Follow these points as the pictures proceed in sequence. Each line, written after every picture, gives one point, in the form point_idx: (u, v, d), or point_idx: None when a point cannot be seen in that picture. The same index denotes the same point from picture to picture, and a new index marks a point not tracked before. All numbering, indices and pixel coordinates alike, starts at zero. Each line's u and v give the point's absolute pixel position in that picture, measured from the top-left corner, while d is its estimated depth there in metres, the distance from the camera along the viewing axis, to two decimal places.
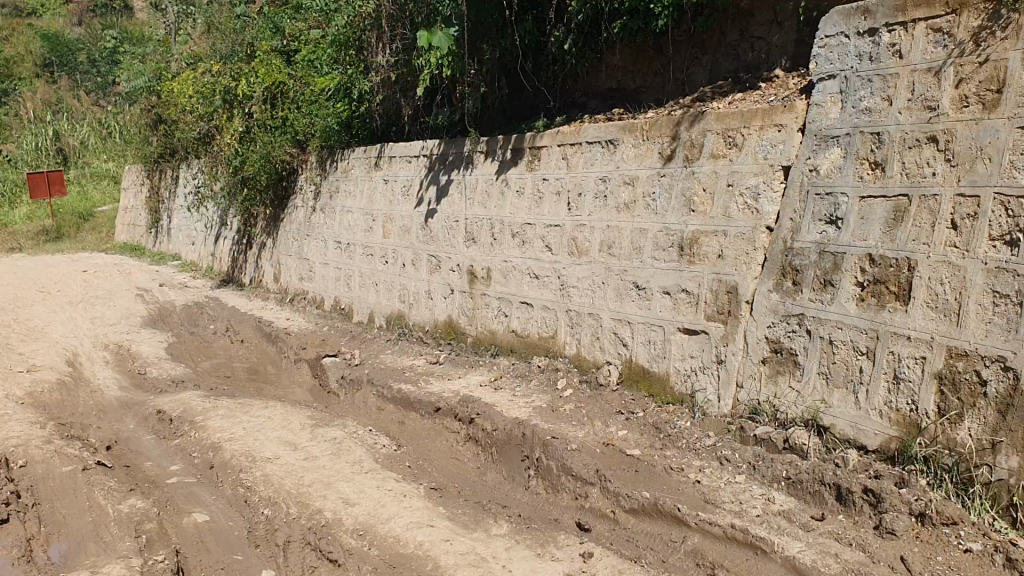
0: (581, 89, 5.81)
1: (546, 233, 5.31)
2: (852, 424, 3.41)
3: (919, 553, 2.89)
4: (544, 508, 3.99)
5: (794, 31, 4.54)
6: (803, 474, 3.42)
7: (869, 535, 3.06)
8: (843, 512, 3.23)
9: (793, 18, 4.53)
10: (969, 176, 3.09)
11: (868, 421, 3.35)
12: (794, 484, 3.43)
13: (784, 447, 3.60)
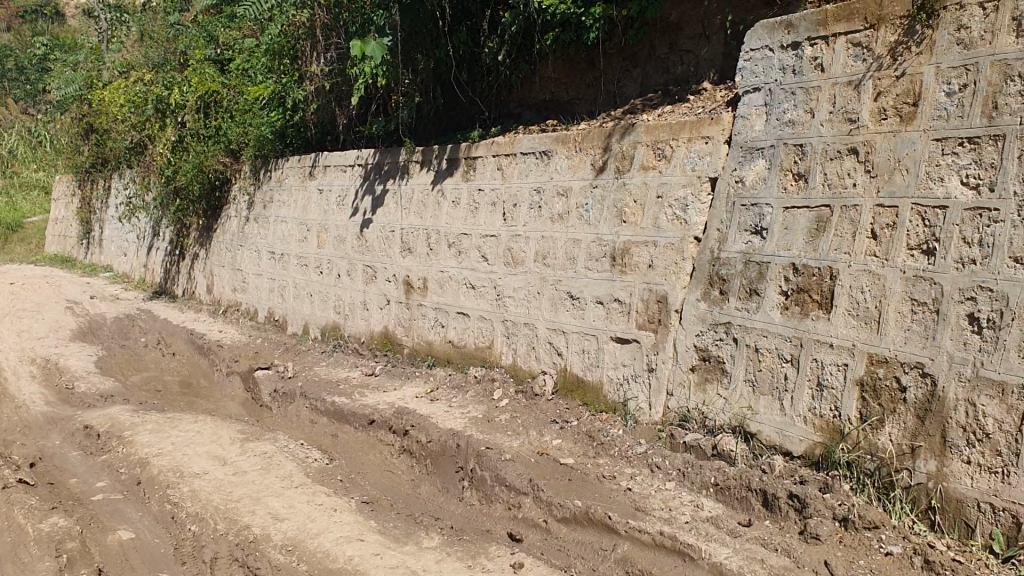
0: (515, 100, 5.84)
1: (481, 243, 5.32)
2: (779, 430, 3.47)
3: (842, 557, 2.94)
4: (477, 519, 3.99)
5: (722, 44, 4.61)
6: (730, 480, 3.46)
7: (794, 540, 3.11)
8: (769, 517, 3.27)
9: (721, 31, 4.60)
10: (888, 188, 3.17)
11: (794, 427, 3.41)
12: (722, 490, 3.47)
13: (713, 453, 3.65)
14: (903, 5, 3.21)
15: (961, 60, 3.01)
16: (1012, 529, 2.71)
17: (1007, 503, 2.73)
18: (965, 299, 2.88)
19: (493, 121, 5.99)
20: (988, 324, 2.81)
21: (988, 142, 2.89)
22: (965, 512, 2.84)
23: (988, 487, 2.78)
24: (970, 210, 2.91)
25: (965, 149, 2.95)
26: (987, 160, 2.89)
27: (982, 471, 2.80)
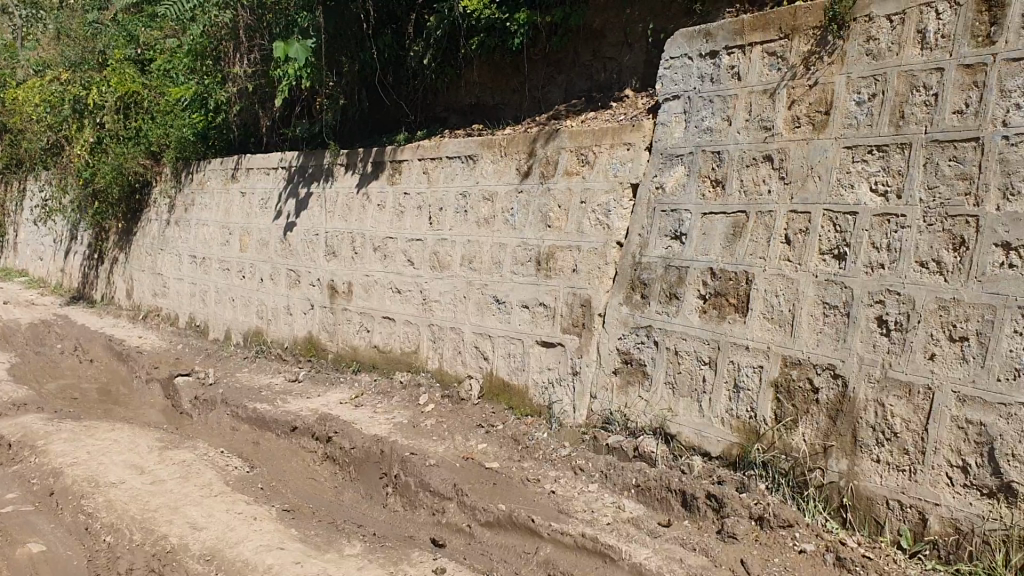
0: (441, 104, 5.84)
1: (407, 248, 5.31)
2: (698, 432, 3.53)
3: (758, 556, 3.00)
4: (400, 525, 3.97)
5: (643, 52, 4.68)
6: (651, 481, 3.51)
7: (712, 539, 3.16)
8: (688, 518, 3.33)
9: (643, 39, 4.67)
10: (801, 194, 3.26)
11: (712, 428, 3.48)
12: (643, 491, 3.52)
13: (635, 455, 3.70)
14: (816, 16, 3.30)
15: (870, 70, 3.11)
16: (919, 525, 2.80)
17: (914, 500, 2.81)
18: (874, 302, 2.97)
19: (418, 125, 6.00)
20: (896, 327, 2.90)
21: (896, 149, 2.98)
22: (875, 509, 2.92)
23: (896, 485, 2.86)
24: (879, 216, 3.00)
25: (874, 157, 3.05)
26: (894, 167, 2.98)
27: (890, 469, 2.89)
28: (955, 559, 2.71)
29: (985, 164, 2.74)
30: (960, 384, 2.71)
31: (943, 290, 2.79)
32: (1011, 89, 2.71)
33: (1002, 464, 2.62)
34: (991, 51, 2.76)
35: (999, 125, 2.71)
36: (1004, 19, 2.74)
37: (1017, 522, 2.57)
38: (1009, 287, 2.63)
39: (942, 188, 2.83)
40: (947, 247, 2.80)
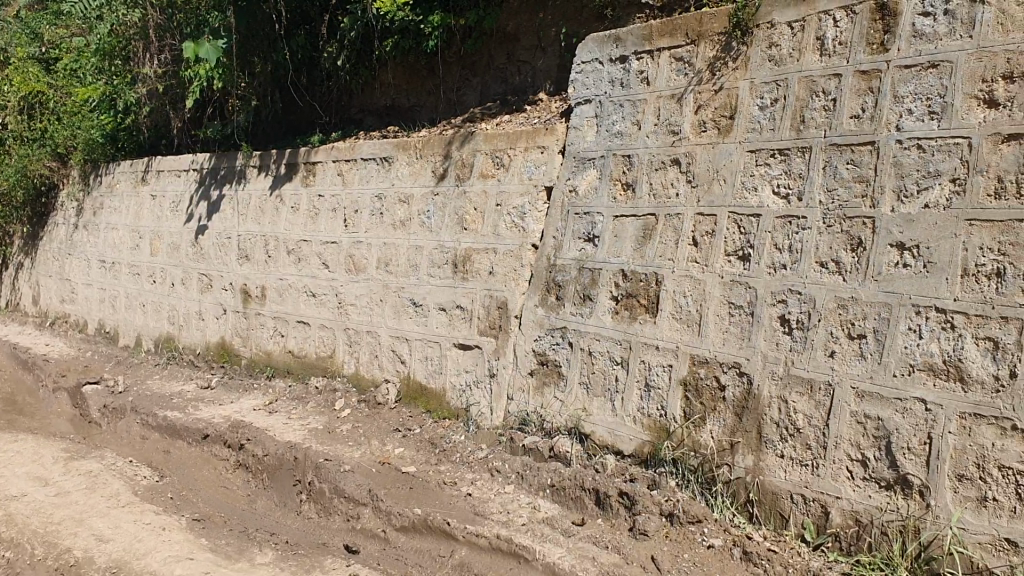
0: (356, 105, 5.80)
1: (321, 251, 5.26)
2: (610, 431, 3.57)
3: (668, 552, 3.03)
4: (314, 533, 3.93)
5: (557, 56, 4.72)
6: (566, 481, 3.53)
7: (624, 537, 3.19)
8: (601, 516, 3.36)
9: (556, 43, 4.71)
10: (708, 197, 3.33)
11: (624, 427, 3.52)
12: (557, 491, 3.55)
13: (550, 455, 3.72)
14: (721, 22, 3.39)
15: (772, 76, 3.20)
16: (821, 518, 2.86)
17: (816, 494, 2.88)
18: (777, 302, 3.05)
19: (334, 126, 5.94)
20: (798, 325, 2.98)
21: (797, 153, 3.08)
22: (779, 504, 2.99)
23: (799, 479, 2.93)
24: (781, 217, 3.08)
25: (776, 160, 3.13)
26: (795, 170, 3.07)
27: (794, 464, 2.96)
28: (855, 551, 2.77)
29: (880, 167, 2.83)
30: (858, 380, 2.80)
31: (842, 289, 2.87)
32: (903, 95, 2.81)
33: (898, 457, 2.68)
34: (885, 57, 2.87)
35: (893, 128, 2.81)
36: (897, 28, 2.85)
37: (913, 512, 2.64)
38: (903, 286, 2.72)
39: (840, 191, 2.93)
40: (845, 248, 2.89)
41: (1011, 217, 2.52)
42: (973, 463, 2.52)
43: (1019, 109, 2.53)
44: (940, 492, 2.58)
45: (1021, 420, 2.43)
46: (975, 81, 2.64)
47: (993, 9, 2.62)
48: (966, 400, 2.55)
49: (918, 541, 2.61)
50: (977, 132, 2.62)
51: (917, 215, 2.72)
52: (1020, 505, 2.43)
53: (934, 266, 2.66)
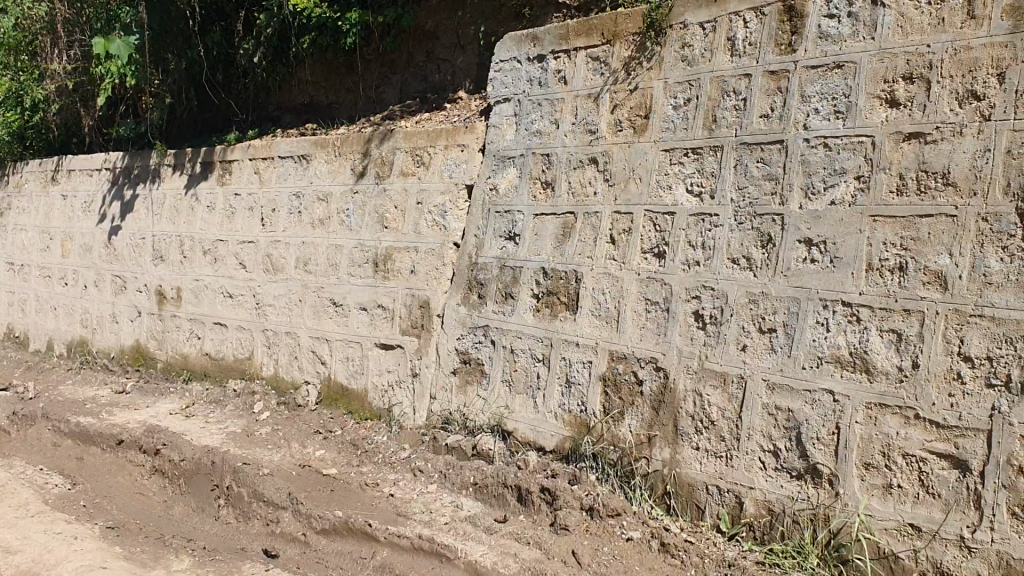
0: (273, 103, 5.70)
1: (239, 251, 5.18)
2: (532, 428, 3.59)
3: (588, 545, 3.05)
4: (232, 538, 3.84)
5: (475, 54, 4.73)
6: (488, 479, 3.54)
7: (546, 532, 3.21)
8: (523, 512, 3.37)
9: (475, 42, 4.72)
10: (625, 196, 3.38)
11: (546, 424, 3.55)
12: (480, 489, 3.55)
13: (473, 453, 3.73)
14: (635, 22, 3.44)
15: (685, 76, 3.26)
16: (736, 508, 2.93)
17: (731, 485, 2.94)
18: (691, 298, 3.11)
19: (249, 124, 5.82)
20: (711, 320, 3.05)
21: (709, 152, 3.14)
22: (696, 495, 3.04)
23: (714, 471, 2.99)
24: (695, 215, 3.14)
25: (690, 159, 3.19)
26: (708, 169, 3.14)
27: (709, 456, 3.02)
28: (768, 539, 2.84)
29: (789, 165, 2.91)
30: (769, 373, 2.87)
31: (753, 285, 2.95)
32: (811, 95, 2.89)
33: (808, 447, 2.76)
34: (793, 58, 2.95)
35: (801, 128, 2.89)
36: (804, 29, 2.93)
37: (823, 500, 2.71)
38: (812, 281, 2.80)
39: (751, 189, 3.00)
40: (756, 245, 2.96)
41: (911, 213, 2.61)
42: (879, 451, 2.61)
43: (918, 109, 2.62)
44: (848, 480, 2.67)
45: (923, 409, 2.52)
46: (877, 82, 2.73)
47: (893, 12, 2.71)
48: (872, 391, 2.63)
49: (828, 528, 2.69)
50: (880, 131, 2.70)
51: (824, 212, 2.80)
52: (923, 491, 2.52)
53: (841, 262, 2.74)
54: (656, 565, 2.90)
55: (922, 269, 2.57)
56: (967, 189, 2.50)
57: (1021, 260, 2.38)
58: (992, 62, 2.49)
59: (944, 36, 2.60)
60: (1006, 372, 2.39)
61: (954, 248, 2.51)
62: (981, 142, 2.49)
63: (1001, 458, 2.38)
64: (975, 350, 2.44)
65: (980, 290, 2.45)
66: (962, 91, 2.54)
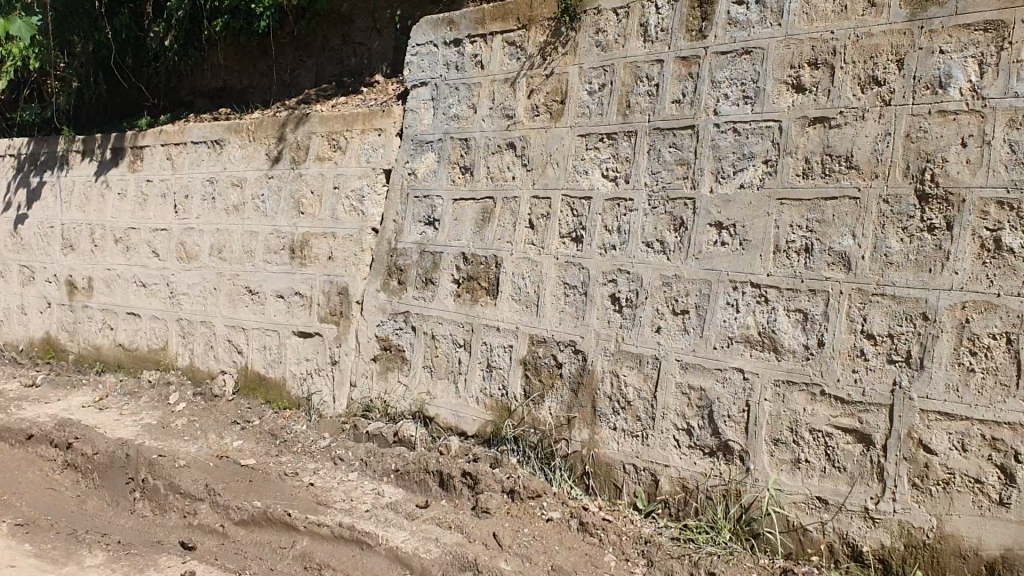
0: (185, 88, 5.57)
1: (151, 239, 5.08)
2: (454, 413, 3.61)
3: (508, 527, 3.06)
4: (148, 531, 3.71)
5: (393, 38, 4.70)
6: (409, 465, 3.54)
7: (467, 516, 3.21)
8: (445, 497, 3.37)
9: (391, 26, 4.69)
10: (542, 180, 3.41)
11: (468, 408, 3.57)
12: (401, 475, 3.55)
13: (394, 440, 3.71)
14: (550, 7, 3.46)
15: (600, 61, 3.29)
16: (652, 486, 2.99)
17: (647, 463, 3.00)
18: (608, 281, 3.16)
19: (161, 109, 5.68)
20: (627, 303, 3.10)
21: (623, 137, 3.18)
22: (614, 474, 3.10)
23: (631, 450, 3.05)
24: (610, 200, 3.19)
25: (605, 144, 3.23)
26: (622, 154, 3.18)
27: (626, 436, 3.07)
28: (683, 515, 2.91)
29: (700, 150, 2.97)
30: (683, 354, 2.94)
31: (666, 268, 3.00)
32: (721, 80, 2.95)
33: (720, 424, 2.83)
34: (703, 44, 3.00)
35: (711, 113, 2.95)
36: (714, 16, 2.99)
37: (734, 476, 2.79)
38: (723, 263, 2.87)
39: (664, 173, 3.05)
40: (670, 229, 3.02)
41: (816, 196, 2.69)
42: (787, 427, 2.69)
43: (823, 95, 2.70)
44: (758, 456, 2.75)
45: (828, 385, 2.61)
46: (783, 68, 2.80)
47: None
48: (780, 369, 2.71)
49: (740, 502, 2.76)
50: (787, 116, 2.78)
51: (734, 196, 2.87)
52: (829, 465, 2.61)
53: (750, 244, 2.81)
54: (575, 544, 2.93)
55: (827, 251, 2.65)
56: (869, 172, 2.58)
57: (920, 240, 2.48)
58: (892, 49, 2.57)
59: (846, 23, 2.67)
60: (906, 349, 2.48)
61: (857, 230, 2.60)
62: (882, 127, 2.57)
63: (901, 432, 2.47)
64: (877, 328, 2.53)
65: (882, 270, 2.54)
66: (863, 76, 2.62)
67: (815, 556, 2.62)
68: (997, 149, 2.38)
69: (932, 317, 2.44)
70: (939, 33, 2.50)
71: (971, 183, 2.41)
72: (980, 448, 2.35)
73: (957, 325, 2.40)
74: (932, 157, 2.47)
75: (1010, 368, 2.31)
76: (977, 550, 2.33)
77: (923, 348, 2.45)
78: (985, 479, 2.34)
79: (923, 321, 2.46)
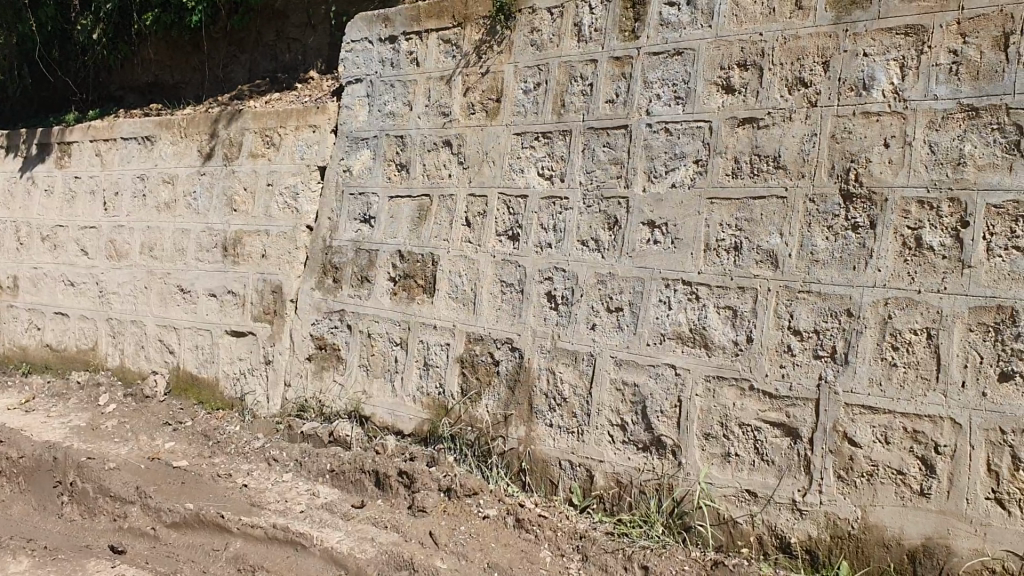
0: (115, 82, 5.46)
1: (80, 237, 4.97)
2: (390, 412, 3.60)
3: (445, 526, 3.07)
4: (75, 535, 3.60)
5: (327, 34, 4.66)
6: (344, 465, 3.52)
7: (403, 515, 3.21)
8: (381, 497, 3.36)
9: (326, 22, 4.66)
10: (478, 178, 3.42)
11: (404, 407, 3.56)
12: (337, 475, 3.53)
13: (330, 440, 3.69)
14: (485, 6, 3.47)
15: (535, 60, 3.31)
16: (587, 482, 3.02)
17: (582, 459, 3.03)
18: (544, 279, 3.18)
19: (88, 104, 5.55)
20: (563, 300, 3.12)
21: (558, 136, 3.21)
22: (550, 471, 3.12)
23: (567, 446, 3.08)
24: (546, 198, 3.21)
25: (540, 143, 3.26)
26: (557, 153, 3.21)
27: (562, 432, 3.10)
28: (617, 510, 2.94)
29: (634, 149, 3.00)
30: (617, 350, 2.97)
31: (601, 266, 3.04)
32: (653, 81, 3.00)
33: (653, 420, 2.88)
34: (636, 45, 3.04)
35: (644, 114, 2.99)
36: (646, 17, 3.03)
37: (667, 471, 2.84)
38: (656, 261, 2.91)
39: (598, 172, 3.09)
40: (604, 227, 3.05)
41: (745, 195, 2.74)
42: (718, 422, 2.74)
43: (752, 95, 2.76)
44: (690, 450, 2.79)
45: (757, 380, 2.67)
46: (713, 69, 2.85)
47: (728, 2, 2.84)
48: (710, 364, 2.77)
49: (673, 496, 2.81)
50: (717, 117, 2.83)
51: (666, 195, 2.91)
52: (758, 459, 2.67)
53: (682, 242, 2.86)
54: (511, 541, 2.95)
55: (756, 249, 2.71)
56: (796, 171, 2.65)
57: (844, 238, 2.54)
58: (818, 51, 2.64)
59: (775, 25, 2.73)
60: (831, 344, 2.55)
61: (784, 228, 2.66)
62: (809, 128, 2.64)
63: (827, 425, 2.54)
64: (804, 324, 2.60)
65: (808, 267, 2.60)
66: (791, 78, 2.68)
67: (745, 548, 2.67)
68: (918, 150, 2.45)
69: (856, 313, 2.51)
70: (863, 36, 2.56)
71: (893, 183, 2.48)
72: (902, 440, 2.41)
73: (880, 322, 2.47)
74: (856, 157, 2.54)
75: (930, 362, 2.39)
76: (900, 540, 2.40)
77: (848, 344, 2.52)
78: (907, 471, 2.40)
79: (848, 317, 2.53)
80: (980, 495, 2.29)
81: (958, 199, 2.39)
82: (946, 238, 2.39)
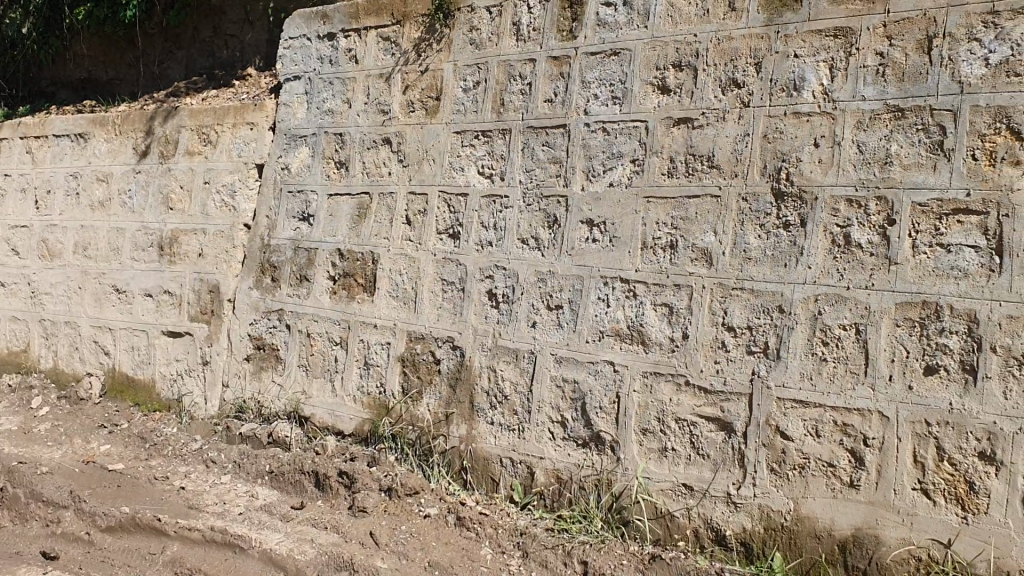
0: (46, 77, 5.34)
1: (10, 236, 4.86)
2: (330, 412, 3.58)
3: (386, 525, 3.07)
4: (5, 540, 3.51)
5: (265, 31, 4.61)
6: (284, 466, 3.50)
7: (343, 515, 3.20)
8: (321, 497, 3.35)
9: (264, 18, 4.61)
10: (418, 176, 3.42)
11: (344, 407, 3.55)
12: (276, 477, 3.50)
13: (269, 441, 3.66)
14: (424, 4, 3.47)
15: (474, 59, 3.32)
16: (528, 478, 3.04)
17: (523, 456, 3.06)
18: (484, 277, 3.20)
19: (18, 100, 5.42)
20: (504, 299, 3.14)
21: (498, 134, 3.23)
22: (491, 469, 3.14)
23: (507, 443, 3.10)
24: (486, 197, 3.23)
25: (480, 142, 3.27)
26: (497, 152, 3.22)
27: (503, 429, 3.12)
28: (558, 506, 2.97)
29: (572, 148, 3.03)
30: (557, 348, 3.00)
31: (541, 265, 3.06)
32: (591, 81, 3.03)
33: (591, 416, 2.91)
34: (574, 44, 3.07)
35: (582, 113, 3.03)
36: (584, 17, 3.06)
37: (606, 466, 2.87)
38: (595, 260, 2.94)
39: (537, 171, 3.11)
40: (543, 225, 3.08)
41: (680, 194, 2.78)
42: (655, 418, 2.78)
43: (687, 96, 2.81)
44: (628, 446, 2.83)
45: (693, 376, 2.72)
46: (649, 69, 2.89)
47: (664, 2, 2.88)
48: (647, 361, 2.81)
49: (612, 491, 2.85)
50: (653, 117, 2.87)
51: (604, 194, 2.95)
52: (694, 453, 2.71)
53: (620, 241, 2.90)
54: (452, 539, 2.96)
55: (691, 247, 2.75)
56: (729, 171, 2.70)
57: (776, 236, 2.60)
58: (750, 52, 2.69)
59: (709, 26, 2.78)
60: (764, 340, 2.60)
61: (718, 227, 2.71)
62: (742, 128, 2.69)
63: (760, 419, 2.59)
64: (737, 321, 2.65)
65: (741, 265, 2.66)
66: (724, 78, 2.73)
67: (681, 541, 2.72)
68: (846, 150, 2.52)
69: (788, 310, 2.57)
70: (793, 38, 2.62)
71: (823, 182, 2.54)
72: (832, 433, 2.47)
73: (811, 318, 2.53)
74: (788, 157, 2.60)
75: (859, 357, 2.45)
76: (831, 530, 2.46)
77: (780, 339, 2.58)
78: (837, 463, 2.46)
79: (780, 313, 2.58)
80: (907, 485, 2.36)
81: (885, 198, 2.45)
82: (873, 235, 2.45)
